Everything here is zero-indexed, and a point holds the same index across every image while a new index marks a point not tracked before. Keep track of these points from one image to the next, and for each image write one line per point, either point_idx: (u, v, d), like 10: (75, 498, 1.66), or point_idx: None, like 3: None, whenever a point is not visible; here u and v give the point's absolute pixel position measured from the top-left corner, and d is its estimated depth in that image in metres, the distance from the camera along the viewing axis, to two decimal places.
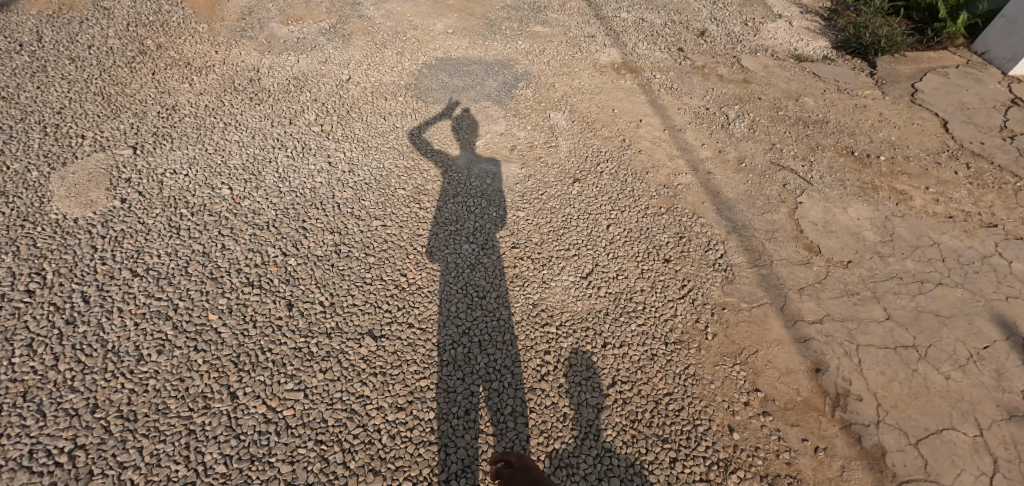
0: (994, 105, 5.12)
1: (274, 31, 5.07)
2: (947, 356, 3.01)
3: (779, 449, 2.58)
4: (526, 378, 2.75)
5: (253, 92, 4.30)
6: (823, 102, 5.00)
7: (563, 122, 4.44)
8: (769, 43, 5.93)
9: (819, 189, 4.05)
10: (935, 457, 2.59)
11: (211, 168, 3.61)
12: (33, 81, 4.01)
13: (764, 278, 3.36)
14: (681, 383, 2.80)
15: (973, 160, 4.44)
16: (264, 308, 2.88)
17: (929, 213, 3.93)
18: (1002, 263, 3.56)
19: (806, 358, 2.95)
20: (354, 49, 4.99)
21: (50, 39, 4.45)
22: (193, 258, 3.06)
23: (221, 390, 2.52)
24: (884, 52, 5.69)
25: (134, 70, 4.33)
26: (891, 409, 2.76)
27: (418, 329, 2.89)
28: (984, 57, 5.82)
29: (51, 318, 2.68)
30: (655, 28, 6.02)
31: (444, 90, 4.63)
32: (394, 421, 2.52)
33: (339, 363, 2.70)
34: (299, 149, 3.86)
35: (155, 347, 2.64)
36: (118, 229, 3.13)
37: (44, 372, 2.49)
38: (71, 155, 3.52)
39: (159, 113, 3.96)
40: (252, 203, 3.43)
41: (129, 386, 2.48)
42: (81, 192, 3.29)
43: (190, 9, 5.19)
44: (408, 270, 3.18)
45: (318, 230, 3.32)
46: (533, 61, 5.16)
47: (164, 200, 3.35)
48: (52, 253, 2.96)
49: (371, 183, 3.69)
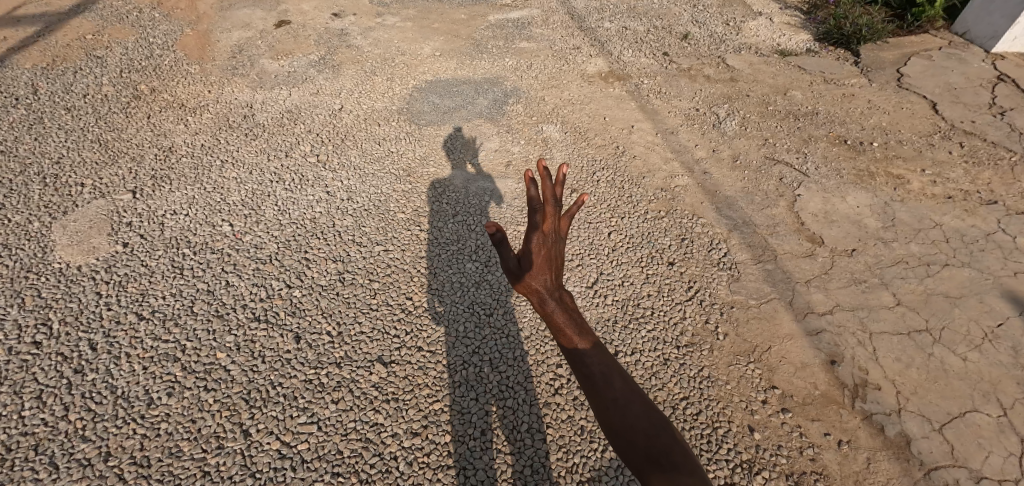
0: (981, 83, 5.17)
1: (265, 66, 5.15)
2: (961, 337, 2.98)
3: (802, 446, 2.54)
4: (539, 393, 2.73)
5: (248, 128, 4.36)
6: (811, 95, 5.04)
7: (556, 134, 4.48)
8: (752, 41, 6.00)
9: (816, 180, 4.06)
10: (961, 442, 2.54)
11: (211, 207, 3.63)
12: (31, 133, 4.06)
13: (770, 274, 3.35)
14: (697, 387, 2.77)
15: (966, 140, 4.46)
16: (273, 343, 2.86)
17: (928, 195, 3.92)
18: (1007, 239, 3.55)
19: (819, 351, 2.92)
20: (345, 79, 5.06)
21: (46, 91, 4.51)
22: (199, 297, 3.06)
23: (234, 429, 2.50)
24: (866, 40, 5.76)
25: (130, 115, 4.38)
26: (911, 396, 2.72)
27: (427, 351, 2.88)
28: (965, 37, 5.91)
29: (59, 368, 2.67)
30: (639, 35, 6.11)
31: (436, 112, 4.68)
32: (410, 447, 2.49)
33: (351, 392, 2.68)
34: (297, 181, 3.89)
35: (165, 389, 2.62)
36: (121, 274, 3.14)
37: (54, 423, 2.47)
38: (71, 204, 3.54)
39: (157, 156, 4.00)
40: (254, 237, 3.44)
41: (141, 431, 2.46)
42: (83, 239, 3.31)
43: (182, 51, 5.28)
44: (413, 293, 3.18)
45: (321, 259, 3.33)
46: (521, 77, 5.23)
47: (166, 241, 3.36)
48: (57, 303, 2.96)
49: (371, 209, 3.71)
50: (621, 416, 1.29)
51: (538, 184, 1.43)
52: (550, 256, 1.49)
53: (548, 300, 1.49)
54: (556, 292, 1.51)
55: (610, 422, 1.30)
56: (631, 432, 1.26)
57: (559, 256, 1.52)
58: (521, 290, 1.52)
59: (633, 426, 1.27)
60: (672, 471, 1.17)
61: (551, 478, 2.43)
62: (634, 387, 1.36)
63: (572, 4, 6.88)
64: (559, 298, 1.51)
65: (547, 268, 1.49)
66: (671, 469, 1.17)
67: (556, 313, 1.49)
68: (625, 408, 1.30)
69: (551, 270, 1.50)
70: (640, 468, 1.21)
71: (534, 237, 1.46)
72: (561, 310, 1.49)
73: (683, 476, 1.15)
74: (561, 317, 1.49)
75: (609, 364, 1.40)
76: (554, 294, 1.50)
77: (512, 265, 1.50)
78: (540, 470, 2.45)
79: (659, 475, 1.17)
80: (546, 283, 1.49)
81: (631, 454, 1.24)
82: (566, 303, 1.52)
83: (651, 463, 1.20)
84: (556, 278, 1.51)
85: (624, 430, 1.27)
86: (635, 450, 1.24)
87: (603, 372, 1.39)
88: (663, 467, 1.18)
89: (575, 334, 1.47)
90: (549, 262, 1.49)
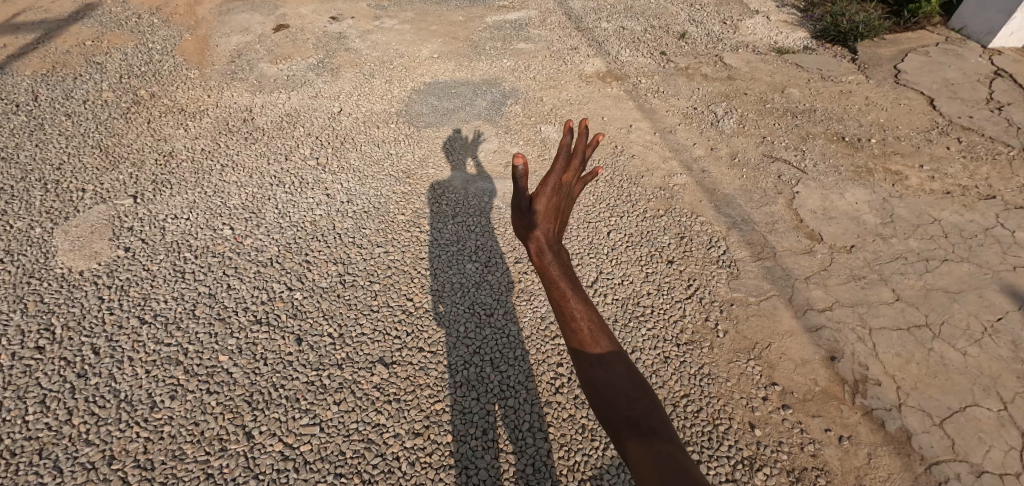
0: (978, 78, 5.18)
1: (264, 71, 5.16)
2: (961, 332, 2.99)
3: (803, 442, 2.54)
4: (541, 392, 2.74)
5: (248, 132, 4.37)
6: (809, 92, 5.05)
7: (554, 134, 4.49)
8: (750, 39, 6.01)
9: (814, 177, 4.06)
10: (962, 436, 2.55)
11: (211, 210, 3.65)
12: (32, 140, 4.08)
13: (769, 271, 3.35)
14: (697, 384, 2.78)
15: (964, 135, 4.46)
16: (274, 345, 2.87)
17: (927, 190, 3.93)
18: (1005, 234, 3.56)
19: (819, 347, 2.93)
20: (343, 82, 5.08)
21: (46, 97, 4.53)
22: (200, 301, 3.08)
23: (237, 431, 2.51)
24: (863, 37, 5.77)
25: (130, 121, 4.40)
26: (911, 391, 2.73)
27: (428, 352, 2.89)
28: (962, 32, 5.93)
29: (62, 372, 2.68)
30: (636, 35, 6.12)
31: (435, 114, 4.70)
32: (412, 447, 2.50)
33: (353, 393, 2.69)
34: (297, 184, 3.90)
35: (167, 392, 2.64)
36: (123, 278, 3.16)
37: (58, 428, 2.48)
38: (73, 209, 3.56)
39: (157, 161, 4.02)
40: (254, 241, 3.45)
41: (144, 434, 2.47)
42: (85, 244, 3.33)
43: (181, 57, 5.30)
44: (414, 294, 3.19)
45: (322, 262, 3.35)
46: (519, 78, 5.24)
47: (167, 245, 3.38)
48: (60, 308, 2.97)
49: (371, 211, 3.72)
50: (604, 375, 1.25)
51: (573, 137, 1.28)
52: (558, 210, 1.34)
53: (547, 252, 1.34)
54: (556, 246, 1.36)
55: (592, 382, 1.26)
56: (612, 393, 1.22)
57: (566, 213, 1.39)
58: (522, 236, 1.35)
59: (615, 387, 1.23)
60: (651, 435, 1.15)
61: (553, 476, 2.43)
62: (617, 345, 1.31)
63: (569, 4, 6.89)
64: (558, 253, 1.36)
65: (555, 221, 1.34)
66: (650, 433, 1.16)
67: (552, 266, 1.35)
68: (609, 368, 1.25)
69: (556, 221, 1.34)
70: (615, 429, 1.20)
71: (548, 182, 1.29)
72: (558, 264, 1.36)
73: (661, 442, 1.14)
74: (556, 271, 1.35)
75: (597, 323, 1.33)
76: (554, 248, 1.35)
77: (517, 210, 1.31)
78: (541, 469, 2.45)
79: (636, 439, 1.15)
80: (551, 235, 1.34)
81: (609, 416, 1.21)
82: (564, 261, 1.37)
83: (629, 427, 1.18)
84: (559, 230, 1.37)
85: (605, 391, 1.23)
86: (613, 411, 1.21)
87: (590, 332, 1.32)
88: (641, 431, 1.16)
89: (569, 290, 1.35)
90: (553, 212, 1.33)
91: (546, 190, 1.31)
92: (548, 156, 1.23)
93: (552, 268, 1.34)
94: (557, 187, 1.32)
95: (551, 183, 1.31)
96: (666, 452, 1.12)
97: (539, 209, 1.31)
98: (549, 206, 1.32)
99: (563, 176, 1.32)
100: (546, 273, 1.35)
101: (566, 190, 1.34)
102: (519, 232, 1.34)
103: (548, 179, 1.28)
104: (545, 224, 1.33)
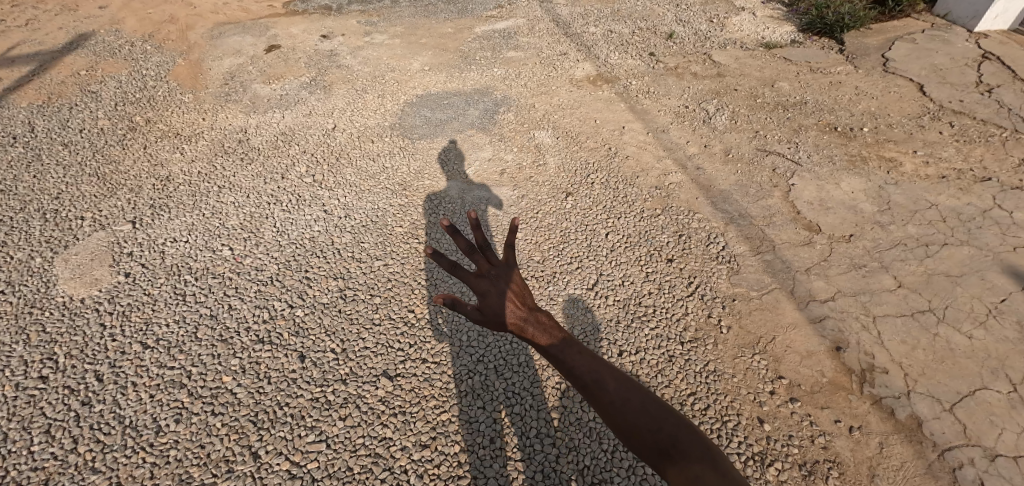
0: (966, 62, 5.21)
1: (258, 91, 5.21)
2: (966, 315, 2.98)
3: (813, 434, 2.52)
4: (546, 397, 2.73)
5: (243, 153, 4.40)
6: (799, 85, 5.08)
7: (548, 140, 4.51)
8: (738, 35, 6.06)
9: (809, 169, 4.07)
10: (973, 420, 2.53)
11: (210, 232, 3.66)
12: (29, 171, 4.11)
13: (769, 264, 3.35)
14: (704, 381, 2.75)
15: (956, 119, 4.48)
16: (278, 364, 2.87)
17: (922, 176, 3.94)
18: (1003, 215, 3.56)
19: (824, 338, 2.91)
20: (337, 98, 5.12)
21: (43, 128, 4.58)
22: (202, 323, 3.07)
23: (244, 451, 2.50)
24: (850, 28, 5.82)
25: (126, 147, 4.44)
26: (919, 377, 2.71)
27: (432, 363, 2.88)
28: (947, 18, 6.00)
29: (67, 401, 2.68)
30: (625, 37, 6.17)
31: (428, 125, 4.73)
32: (419, 460, 2.48)
33: (358, 408, 2.68)
34: (294, 201, 3.92)
35: (173, 416, 2.63)
36: (124, 304, 3.16)
37: (63, 457, 2.47)
38: (73, 237, 3.58)
39: (154, 185, 4.04)
40: (254, 260, 3.46)
41: (151, 459, 2.46)
42: (86, 272, 3.34)
43: (175, 82, 5.36)
44: (416, 305, 3.18)
45: (322, 278, 3.35)
46: (510, 86, 5.28)
47: (168, 268, 3.39)
48: (62, 337, 2.97)
49: (369, 225, 3.73)
50: (624, 415, 1.30)
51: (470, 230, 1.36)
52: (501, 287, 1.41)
53: (528, 326, 1.42)
54: (531, 315, 1.44)
55: (618, 424, 1.31)
56: (637, 431, 1.27)
57: (516, 284, 1.45)
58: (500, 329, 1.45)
59: (637, 424, 1.28)
60: (683, 461, 1.20)
61: (563, 482, 2.42)
62: (624, 381, 1.35)
63: (556, 11, 6.96)
64: (536, 319, 1.44)
65: (507, 300, 1.41)
66: (681, 458, 1.20)
67: (538, 335, 1.43)
68: (623, 408, 1.30)
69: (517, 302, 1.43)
70: (654, 461, 1.25)
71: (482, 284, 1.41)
72: (542, 329, 1.43)
73: (695, 464, 1.19)
74: (544, 337, 1.42)
75: (596, 366, 1.36)
76: (531, 319, 1.43)
77: (477, 316, 1.40)
78: (551, 475, 2.44)
79: (672, 468, 1.20)
80: (519, 313, 1.42)
81: (644, 451, 1.27)
82: (543, 322, 1.44)
83: (665, 459, 1.22)
84: (524, 304, 1.44)
85: (632, 430, 1.28)
86: (645, 445, 1.27)
87: (592, 377, 1.35)
88: (674, 458, 1.21)
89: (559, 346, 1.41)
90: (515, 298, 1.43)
91: (484, 283, 1.41)
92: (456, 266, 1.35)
93: (539, 337, 1.42)
94: (486, 277, 1.42)
95: (481, 278, 1.41)
96: (699, 474, 1.17)
97: (488, 302, 1.41)
98: (492, 294, 1.41)
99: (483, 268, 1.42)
100: (536, 343, 1.43)
101: (492, 272, 1.43)
102: (495, 329, 1.44)
103: (472, 277, 1.39)
104: (503, 307, 1.40)
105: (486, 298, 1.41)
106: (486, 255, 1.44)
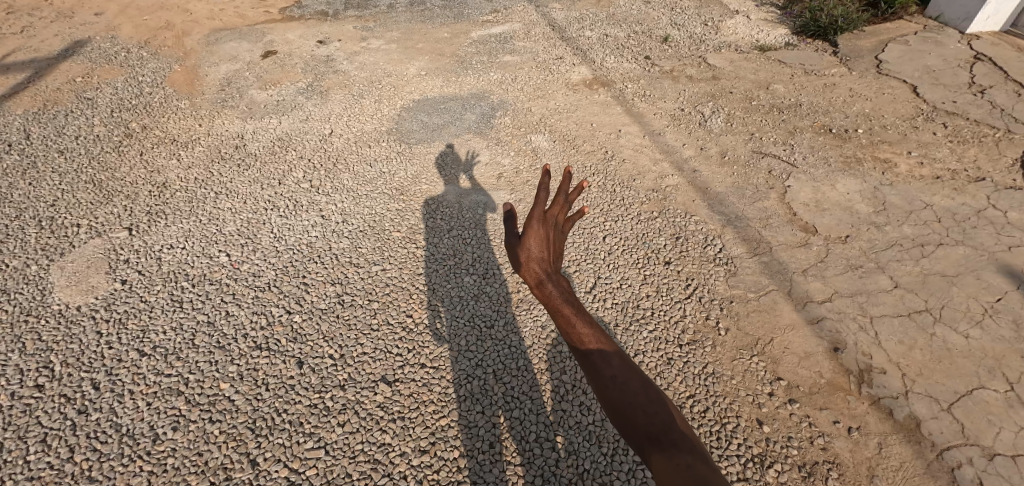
0: (959, 63, 5.25)
1: (255, 97, 5.21)
2: (962, 315, 2.99)
3: (812, 436, 2.52)
4: (545, 401, 2.72)
5: (240, 159, 4.39)
6: (794, 87, 5.11)
7: (545, 143, 4.52)
8: (732, 39, 6.09)
9: (805, 171, 4.09)
10: (971, 420, 2.54)
11: (207, 238, 3.65)
12: (25, 178, 4.10)
13: (766, 266, 3.36)
14: (702, 384, 2.76)
15: (949, 119, 4.51)
16: (276, 370, 2.85)
17: (917, 177, 3.96)
18: (998, 215, 3.59)
19: (822, 339, 2.92)
20: (334, 103, 5.12)
21: (38, 135, 4.57)
22: (199, 330, 3.06)
23: (242, 459, 2.49)
24: (843, 30, 5.86)
25: (123, 153, 4.43)
26: (917, 377, 2.71)
27: (431, 368, 2.87)
28: (939, 20, 6.05)
29: (63, 410, 2.66)
30: (620, 41, 6.20)
31: (425, 130, 4.74)
32: (418, 465, 2.47)
33: (356, 414, 2.67)
34: (291, 207, 3.91)
35: (170, 423, 2.61)
36: (120, 311, 3.15)
37: (60, 466, 2.45)
38: (68, 244, 3.57)
39: (151, 191, 4.03)
40: (252, 266, 3.46)
41: (148, 468, 2.45)
42: (82, 279, 3.33)
43: (171, 88, 5.36)
44: (414, 310, 3.18)
45: (320, 283, 3.34)
46: (506, 90, 5.29)
47: (164, 275, 3.38)
48: (58, 345, 2.96)
49: (366, 230, 3.73)
50: (620, 395, 1.29)
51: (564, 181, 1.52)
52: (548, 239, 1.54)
53: (547, 283, 1.49)
54: (555, 276, 1.52)
55: (612, 403, 1.29)
56: (631, 412, 1.26)
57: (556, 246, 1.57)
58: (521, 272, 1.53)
59: (633, 405, 1.27)
60: (672, 448, 1.18)
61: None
62: (627, 364, 1.35)
63: (551, 15, 6.99)
64: (558, 282, 1.51)
65: (548, 253, 1.53)
66: (670, 446, 1.19)
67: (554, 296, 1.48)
68: (622, 386, 1.30)
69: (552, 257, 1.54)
70: (641, 447, 1.23)
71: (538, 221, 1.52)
72: (559, 293, 1.48)
73: (684, 454, 1.17)
74: (557, 300, 1.47)
75: (605, 343, 1.38)
76: (552, 278, 1.50)
77: (514, 242, 1.53)
78: (551, 479, 2.43)
79: (660, 454, 1.18)
80: (547, 267, 1.52)
81: (633, 436, 1.24)
82: (564, 287, 1.50)
83: (653, 444, 1.20)
84: (555, 265, 1.54)
85: (626, 410, 1.27)
86: (634, 429, 1.24)
87: (597, 354, 1.37)
88: (663, 444, 1.19)
89: (573, 313, 1.44)
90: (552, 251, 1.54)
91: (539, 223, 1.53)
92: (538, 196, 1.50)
93: (553, 298, 1.47)
94: (547, 222, 1.56)
95: (543, 221, 1.54)
96: (688, 464, 1.15)
97: (529, 243, 1.52)
98: (537, 239, 1.52)
99: (550, 212, 1.57)
100: (548, 303, 1.48)
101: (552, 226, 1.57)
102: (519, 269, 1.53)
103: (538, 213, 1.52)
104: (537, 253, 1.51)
105: (531, 233, 1.51)
106: (552, 211, 1.57)
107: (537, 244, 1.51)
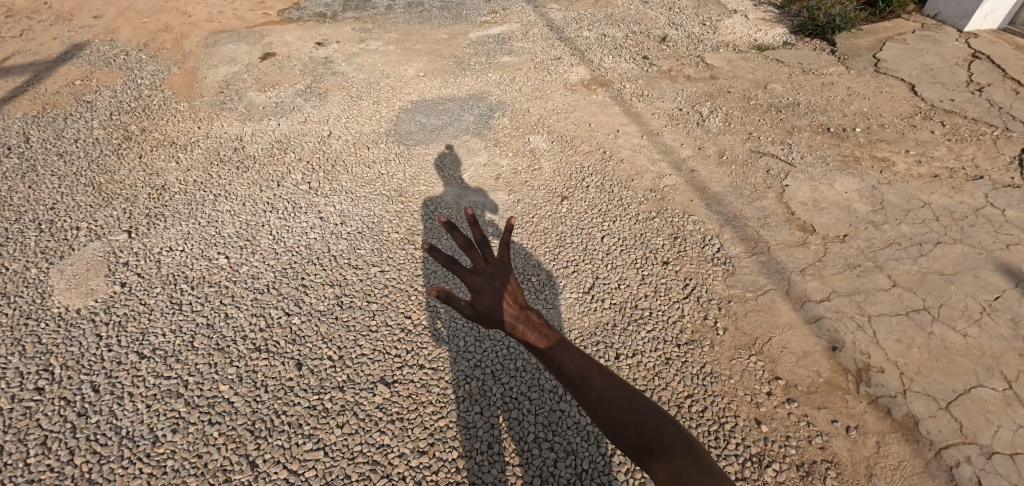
0: (957, 61, 5.25)
1: (253, 99, 5.22)
2: (961, 313, 2.99)
3: (811, 435, 2.53)
4: (544, 402, 2.73)
5: (239, 161, 4.40)
6: (792, 86, 5.10)
7: (543, 144, 4.52)
8: (731, 38, 6.09)
9: (803, 170, 4.09)
10: (969, 418, 2.54)
11: (206, 241, 3.66)
12: (25, 182, 4.11)
13: (765, 265, 3.36)
14: (700, 384, 2.76)
15: (948, 118, 4.51)
16: (275, 372, 2.86)
17: (915, 175, 3.96)
18: (996, 213, 3.59)
19: (820, 338, 2.92)
20: (332, 105, 5.13)
21: (38, 138, 4.58)
22: (198, 332, 3.07)
23: (241, 461, 2.49)
24: (842, 29, 5.85)
25: (122, 156, 4.44)
26: (915, 376, 2.71)
27: (430, 369, 2.88)
28: (937, 18, 6.05)
29: (62, 413, 2.67)
30: (618, 41, 6.20)
31: (423, 131, 4.75)
32: (417, 466, 2.48)
33: (356, 415, 2.67)
34: (290, 209, 3.92)
35: (170, 426, 2.62)
36: (120, 313, 3.15)
37: (60, 469, 2.46)
38: (68, 247, 3.58)
39: (150, 194, 4.04)
40: (251, 268, 3.46)
41: (148, 470, 2.46)
42: (82, 282, 3.34)
43: (170, 90, 5.37)
44: (412, 311, 3.18)
45: (318, 285, 3.35)
46: (505, 91, 5.29)
47: (164, 277, 3.39)
48: (58, 348, 2.97)
49: (365, 232, 3.74)
50: (609, 412, 1.35)
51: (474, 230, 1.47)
52: (495, 285, 1.51)
53: (518, 324, 1.50)
54: (522, 313, 1.51)
55: (603, 419, 1.35)
56: (623, 427, 1.32)
57: (510, 283, 1.54)
58: (493, 326, 1.54)
59: (622, 421, 1.32)
60: (666, 456, 1.24)
61: None
62: (609, 380, 1.39)
63: (549, 15, 6.99)
64: (528, 317, 1.51)
65: (502, 298, 1.50)
66: (665, 452, 1.25)
67: (528, 334, 1.50)
68: (609, 405, 1.35)
69: (510, 300, 1.52)
70: (640, 456, 1.29)
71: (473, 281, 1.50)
72: (531, 329, 1.50)
73: (678, 460, 1.22)
74: (533, 333, 1.49)
75: (584, 364, 1.42)
76: (521, 317, 1.50)
77: (470, 310, 1.51)
78: (549, 479, 2.44)
79: (657, 463, 1.24)
80: (510, 311, 1.50)
81: (632, 449, 1.31)
82: (533, 320, 1.51)
83: (650, 454, 1.27)
84: (515, 302, 1.52)
85: (617, 426, 1.33)
86: (630, 442, 1.31)
87: (579, 375, 1.41)
88: (659, 454, 1.25)
89: (549, 346, 1.47)
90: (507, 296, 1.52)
91: (479, 279, 1.51)
92: (452, 261, 1.45)
93: (529, 336, 1.49)
94: (481, 274, 1.52)
95: (477, 275, 1.51)
96: (681, 469, 1.20)
97: (481, 298, 1.50)
98: (485, 292, 1.50)
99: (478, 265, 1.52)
100: (526, 341, 1.50)
101: (488, 271, 1.52)
102: (491, 327, 1.53)
103: (467, 271, 1.48)
104: (497, 305, 1.50)
105: (478, 296, 1.51)
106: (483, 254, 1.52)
107: (488, 298, 1.50)
